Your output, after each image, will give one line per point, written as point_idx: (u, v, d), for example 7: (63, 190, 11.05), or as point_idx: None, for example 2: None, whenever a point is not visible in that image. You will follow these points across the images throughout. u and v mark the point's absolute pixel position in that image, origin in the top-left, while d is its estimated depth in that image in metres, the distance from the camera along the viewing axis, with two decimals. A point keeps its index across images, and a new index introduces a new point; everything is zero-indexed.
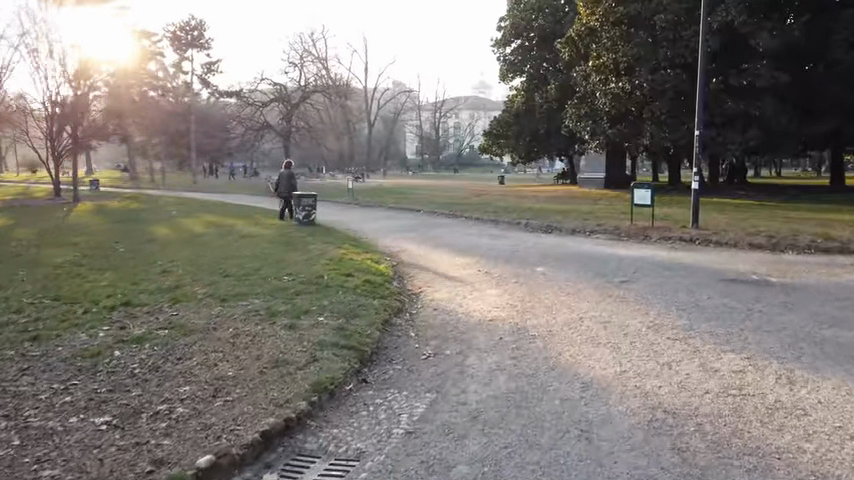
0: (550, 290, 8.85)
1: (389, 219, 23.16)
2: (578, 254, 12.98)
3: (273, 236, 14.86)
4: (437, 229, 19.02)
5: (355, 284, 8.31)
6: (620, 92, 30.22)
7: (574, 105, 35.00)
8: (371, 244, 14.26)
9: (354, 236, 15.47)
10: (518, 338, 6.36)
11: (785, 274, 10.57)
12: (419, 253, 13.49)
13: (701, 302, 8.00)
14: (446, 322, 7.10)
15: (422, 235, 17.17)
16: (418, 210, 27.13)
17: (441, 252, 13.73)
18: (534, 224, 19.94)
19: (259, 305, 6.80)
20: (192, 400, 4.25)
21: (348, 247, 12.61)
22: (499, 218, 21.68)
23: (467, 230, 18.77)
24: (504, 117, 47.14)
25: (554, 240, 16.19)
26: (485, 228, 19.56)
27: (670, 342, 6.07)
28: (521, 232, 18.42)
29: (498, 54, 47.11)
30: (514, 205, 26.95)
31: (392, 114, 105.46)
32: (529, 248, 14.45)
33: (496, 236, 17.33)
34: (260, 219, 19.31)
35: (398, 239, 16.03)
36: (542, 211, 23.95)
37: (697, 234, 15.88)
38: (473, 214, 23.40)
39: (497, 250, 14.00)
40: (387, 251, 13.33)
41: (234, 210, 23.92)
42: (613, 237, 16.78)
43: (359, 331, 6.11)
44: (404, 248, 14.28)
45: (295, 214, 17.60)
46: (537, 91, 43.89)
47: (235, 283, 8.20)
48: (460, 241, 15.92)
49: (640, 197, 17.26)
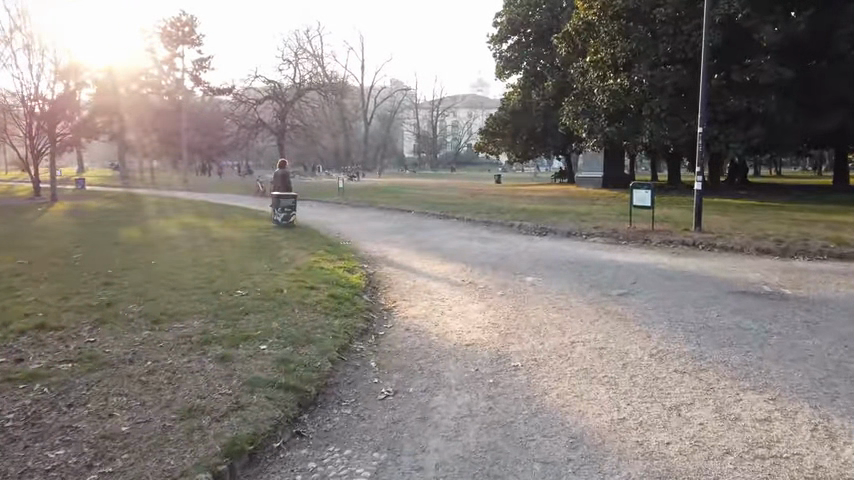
0: (539, 306, 7.84)
1: (376, 220, 22.09)
2: (572, 260, 11.96)
3: (245, 239, 13.84)
4: (425, 231, 18.02)
5: (317, 300, 7.29)
6: (618, 88, 29.26)
7: (571, 102, 34.02)
8: (349, 248, 13.27)
9: (334, 240, 14.47)
10: (496, 370, 5.35)
11: (800, 285, 9.57)
12: (401, 259, 12.50)
13: (710, 322, 7.00)
14: (415, 348, 6.08)
15: (409, 239, 16.15)
16: (409, 210, 26.11)
17: (425, 258, 12.72)
18: (527, 226, 18.94)
19: (194, 329, 5.80)
20: (60, 473, 3.27)
21: (323, 253, 11.61)
22: (491, 219, 20.65)
23: (457, 233, 17.76)
24: (500, 115, 46.10)
25: (548, 244, 15.19)
26: (476, 230, 18.54)
27: (678, 377, 5.06)
28: (513, 235, 17.40)
29: (495, 51, 46.10)
30: (508, 206, 25.92)
31: (388, 112, 104.30)
32: (520, 253, 13.44)
33: (486, 239, 16.33)
34: (239, 220, 18.29)
35: (380, 243, 15.01)
36: (537, 212, 22.97)
37: (700, 238, 14.88)
38: (465, 215, 22.36)
39: (486, 255, 13.00)
40: (366, 257, 12.33)
41: (214, 210, 22.84)
42: (611, 241, 15.78)
43: (305, 364, 5.09)
44: (385, 253, 13.27)
45: (273, 215, 16.56)
46: (534, 88, 42.88)
47: (178, 298, 7.20)
48: (447, 245, 14.91)
49: (639, 197, 16.26)
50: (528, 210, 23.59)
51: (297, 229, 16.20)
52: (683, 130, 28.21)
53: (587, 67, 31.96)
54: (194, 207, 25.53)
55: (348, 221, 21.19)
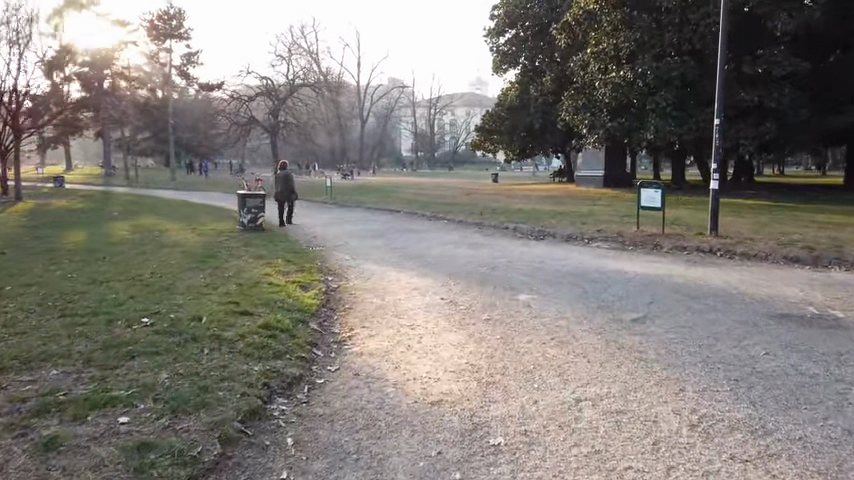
0: (534, 338, 6.13)
1: (361, 222, 20.35)
2: (573, 272, 10.25)
3: (200, 244, 12.07)
4: (410, 235, 16.30)
5: (243, 333, 5.54)
6: (621, 81, 27.56)
7: (571, 96, 32.31)
8: (315, 256, 11.55)
9: (301, 246, 12.79)
10: (469, 455, 3.62)
11: (850, 305, 7.89)
12: (375, 269, 10.79)
13: (758, 364, 5.29)
14: (358, 409, 4.36)
15: (391, 244, 14.43)
16: (397, 211, 24.39)
17: (405, 268, 10.99)
18: (524, 229, 17.24)
19: (39, 389, 4.06)
20: None
21: (283, 262, 9.87)
22: (484, 221, 18.94)
23: (446, 237, 16.02)
24: (496, 112, 44.38)
25: (546, 251, 13.46)
26: (466, 233, 16.82)
27: (736, 473, 3.36)
28: (506, 239, 15.68)
29: (492, 45, 44.40)
30: (503, 206, 24.16)
31: (385, 110, 102.40)
32: (515, 262, 11.69)
33: (477, 244, 14.65)
34: (203, 222, 16.55)
35: (357, 250, 13.31)
36: (535, 213, 21.26)
37: (718, 243, 13.19)
38: (456, 217, 20.65)
39: (474, 264, 11.29)
40: (334, 268, 10.64)
41: (185, 211, 21.10)
42: (617, 247, 14.07)
43: (174, 452, 3.35)
44: (360, 262, 11.57)
45: (240, 217, 14.81)
46: (532, 83, 41.21)
47: (58, 331, 5.45)
48: (430, 252, 13.18)
49: (648, 198, 14.55)
50: (525, 211, 21.85)
51: (265, 232, 14.45)
52: (690, 126, 26.51)
53: (588, 60, 30.27)
54: (166, 207, 23.79)
55: (330, 223, 19.50)
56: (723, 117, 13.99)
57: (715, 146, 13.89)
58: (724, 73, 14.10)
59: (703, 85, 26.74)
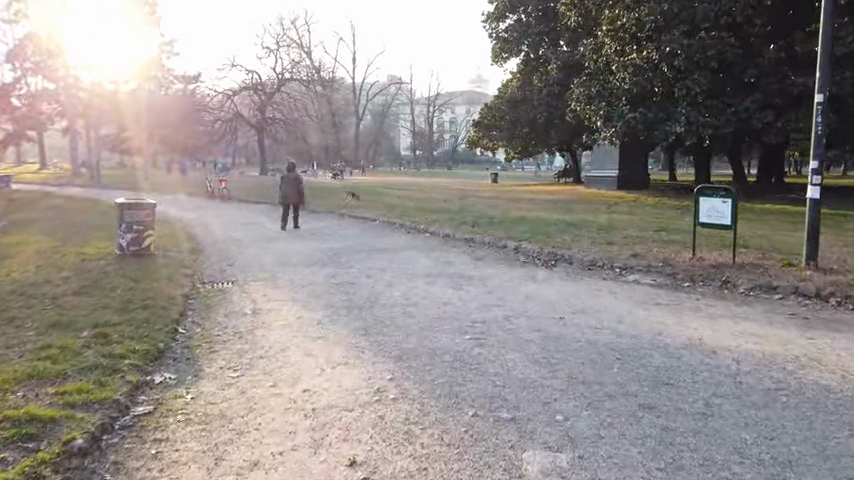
0: None
1: (318, 235, 15.82)
2: (622, 356, 5.69)
3: (9, 287, 7.57)
4: (370, 259, 11.70)
5: None
6: (642, 63, 22.90)
7: (581, 83, 27.78)
8: (181, 311, 6.96)
9: (179, 286, 8.19)
10: None
11: None
12: (276, 341, 6.17)
13: None
14: None
15: (335, 278, 9.81)
16: (374, 219, 19.91)
17: (330, 335, 6.42)
18: (528, 251, 12.61)
19: None
20: None
21: (84, 341, 5.28)
22: (474, 237, 14.48)
23: (419, 262, 11.54)
24: (495, 104, 39.90)
25: (561, 291, 8.96)
26: (452, 256, 12.34)
27: None
28: (501, 266, 11.23)
29: (491, 31, 39.89)
30: (501, 214, 19.70)
31: (380, 108, 97.75)
32: (520, 321, 7.07)
33: (459, 276, 10.06)
34: (86, 241, 12.05)
35: (280, 291, 8.73)
36: (543, 223, 16.92)
37: (824, 280, 8.71)
38: (441, 230, 16.00)
39: (451, 328, 6.70)
40: (201, 343, 6.00)
41: (93, 220, 16.57)
42: (665, 284, 9.61)
43: None
44: (265, 321, 7.00)
45: (118, 238, 10.32)
46: (536, 73, 36.64)
47: None
48: (391, 293, 8.61)
49: (708, 211, 10.03)
50: (531, 221, 17.48)
51: (152, 260, 9.98)
52: (727, 117, 21.90)
53: (603, 40, 25.63)
54: (78, 213, 19.19)
55: (276, 239, 14.98)
56: (826, 97, 9.47)
57: (816, 135, 9.34)
58: (827, 30, 9.58)
59: (743, 69, 22.17)
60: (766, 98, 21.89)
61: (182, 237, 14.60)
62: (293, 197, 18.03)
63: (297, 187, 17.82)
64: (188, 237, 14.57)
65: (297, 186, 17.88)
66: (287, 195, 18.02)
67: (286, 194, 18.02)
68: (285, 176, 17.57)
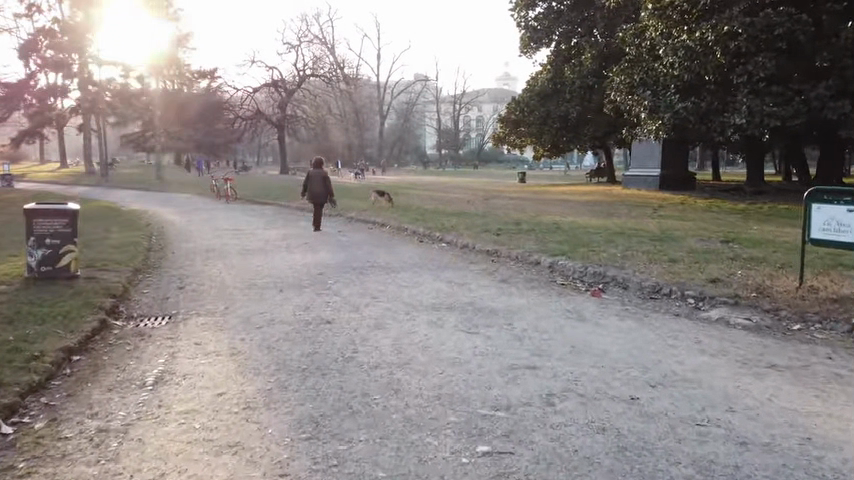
0: None
1: (318, 244, 13.36)
2: None
3: None
4: (362, 281, 9.07)
5: None
6: (695, 45, 19.91)
7: (620, 71, 24.76)
8: (28, 387, 4.44)
9: (64, 333, 5.67)
10: None
11: None
12: (151, 458, 3.57)
13: None
14: None
15: (308, 313, 7.20)
16: (384, 224, 17.32)
17: (248, 441, 3.82)
18: (569, 270, 9.86)
19: None
20: None
21: None
22: (499, 249, 11.81)
23: (426, 286, 8.91)
24: (523, 98, 37.04)
25: (622, 339, 6.28)
26: (468, 276, 9.71)
27: None
28: (533, 293, 8.58)
29: (519, 19, 37.05)
30: (529, 219, 16.98)
31: (404, 105, 95.20)
32: (568, 407, 4.37)
33: (476, 310, 7.38)
34: (11, 255, 9.74)
35: (219, 337, 6.15)
36: (581, 231, 14.21)
37: None
38: (459, 239, 13.39)
39: (456, 425, 4.03)
40: (10, 466, 3.44)
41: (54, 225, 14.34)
42: (763, 327, 6.83)
43: None
44: (162, 403, 4.41)
45: (27, 256, 7.84)
46: (569, 65, 33.74)
47: None
48: (376, 343, 5.97)
49: (823, 222, 7.23)
50: (567, 229, 14.78)
51: (63, 286, 7.50)
52: (796, 107, 18.77)
53: (647, 22, 22.61)
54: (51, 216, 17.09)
55: (262, 249, 12.54)
56: None
57: None
58: None
59: (814, 52, 19.04)
60: (842, 85, 18.69)
61: (147, 244, 12.24)
62: (321, 198, 16.06)
63: (326, 182, 16.04)
64: (155, 247, 12.20)
65: (326, 183, 16.09)
66: (314, 197, 16.10)
67: (313, 194, 16.16)
68: (312, 171, 15.93)
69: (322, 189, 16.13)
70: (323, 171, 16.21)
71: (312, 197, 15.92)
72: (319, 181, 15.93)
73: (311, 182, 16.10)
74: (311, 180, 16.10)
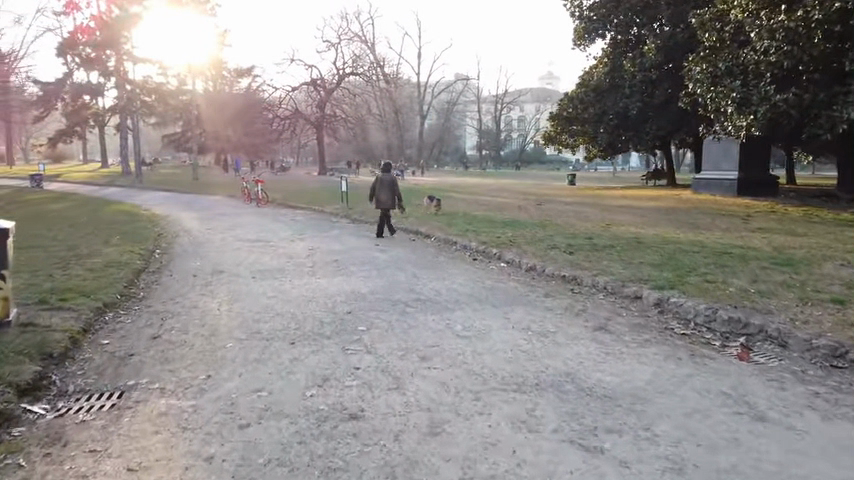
0: None
1: (352, 262, 10.95)
2: None
3: None
4: (406, 328, 6.55)
5: None
6: (795, 27, 16.68)
7: (697, 59, 21.61)
8: None
9: None
10: None
11: None
12: None
13: None
14: None
15: (324, 393, 4.70)
16: (430, 235, 14.81)
17: None
18: (687, 312, 7.15)
19: None
20: None
21: None
22: (580, 275, 9.17)
23: (495, 336, 6.34)
24: (577, 94, 34.01)
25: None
26: (549, 318, 7.11)
27: None
28: (653, 352, 5.92)
29: (573, 8, 34.05)
30: (599, 231, 14.32)
31: (445, 104, 92.61)
32: None
33: (582, 392, 4.75)
34: None
35: (172, 453, 3.71)
36: (672, 248, 11.48)
37: None
38: (524, 258, 10.81)
39: None
40: None
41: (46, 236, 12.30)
42: None
43: None
44: None
45: None
46: (629, 57, 30.62)
47: None
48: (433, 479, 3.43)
49: None
50: (651, 245, 12.08)
51: None
52: None
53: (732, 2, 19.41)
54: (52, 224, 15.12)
55: (282, 269, 10.15)
56: None
57: None
58: None
59: None
60: None
61: (139, 262, 10.00)
62: (391, 204, 13.75)
63: (395, 188, 13.68)
64: (150, 266, 9.96)
65: (395, 189, 13.77)
66: (386, 205, 13.78)
67: (380, 202, 13.81)
68: (382, 178, 13.52)
69: (391, 195, 13.83)
70: (392, 175, 13.84)
71: (380, 206, 13.64)
72: (388, 187, 13.57)
73: (378, 187, 13.72)
74: (380, 186, 13.70)
